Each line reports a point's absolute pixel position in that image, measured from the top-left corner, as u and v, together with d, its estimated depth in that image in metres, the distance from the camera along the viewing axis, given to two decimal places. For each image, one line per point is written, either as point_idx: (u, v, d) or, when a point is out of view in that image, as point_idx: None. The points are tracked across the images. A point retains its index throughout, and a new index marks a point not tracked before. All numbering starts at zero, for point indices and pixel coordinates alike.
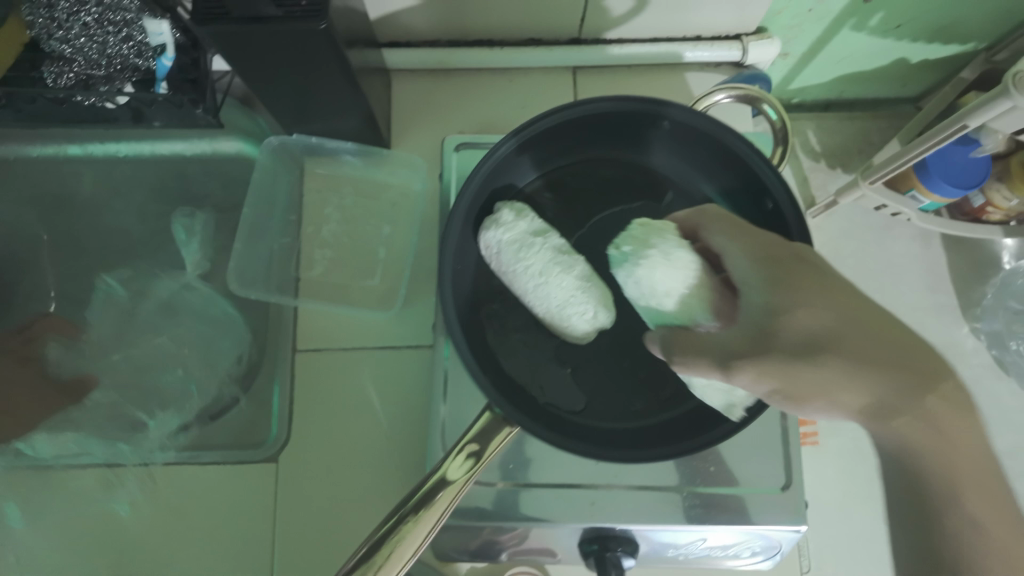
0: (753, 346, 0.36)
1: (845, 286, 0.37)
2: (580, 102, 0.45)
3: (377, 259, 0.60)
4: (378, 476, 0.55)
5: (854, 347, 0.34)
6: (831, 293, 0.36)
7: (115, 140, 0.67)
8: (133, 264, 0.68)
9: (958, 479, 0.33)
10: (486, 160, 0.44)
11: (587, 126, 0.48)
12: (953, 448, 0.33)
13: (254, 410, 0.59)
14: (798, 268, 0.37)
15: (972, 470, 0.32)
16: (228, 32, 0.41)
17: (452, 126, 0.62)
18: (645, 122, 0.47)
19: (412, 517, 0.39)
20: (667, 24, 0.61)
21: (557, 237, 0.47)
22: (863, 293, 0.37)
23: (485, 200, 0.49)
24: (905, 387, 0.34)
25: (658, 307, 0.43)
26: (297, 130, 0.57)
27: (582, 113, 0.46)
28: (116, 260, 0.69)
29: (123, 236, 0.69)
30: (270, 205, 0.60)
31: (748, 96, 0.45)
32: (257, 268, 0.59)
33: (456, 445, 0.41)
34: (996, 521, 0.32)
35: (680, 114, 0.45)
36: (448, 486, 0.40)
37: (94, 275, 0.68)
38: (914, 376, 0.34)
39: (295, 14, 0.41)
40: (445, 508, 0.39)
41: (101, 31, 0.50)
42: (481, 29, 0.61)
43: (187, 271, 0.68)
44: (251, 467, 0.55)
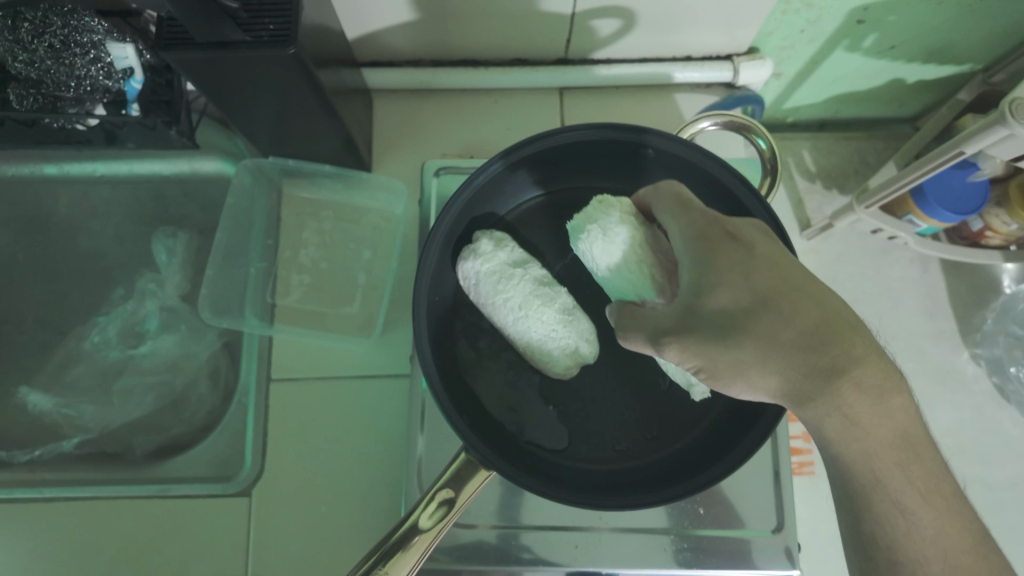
0: (680, 325, 0.34)
1: (777, 263, 0.35)
2: (563, 129, 0.43)
3: (357, 285, 0.58)
4: (355, 512, 0.52)
5: (783, 336, 0.33)
6: (760, 275, 0.34)
7: (92, 160, 0.65)
8: (107, 287, 0.66)
9: (884, 461, 0.33)
10: (465, 186, 0.42)
11: (571, 153, 0.46)
12: (874, 433, 0.33)
13: (227, 443, 0.57)
14: (728, 247, 0.35)
15: (894, 453, 0.33)
16: (192, 58, 0.39)
17: (435, 148, 0.61)
18: (630, 151, 0.46)
19: (381, 573, 0.37)
20: (655, 44, 0.59)
21: (539, 267, 0.44)
22: (797, 270, 0.35)
23: (464, 228, 0.46)
24: (820, 372, 0.33)
25: (606, 278, 0.42)
26: (274, 153, 0.55)
27: (564, 140, 0.44)
28: (90, 282, 0.66)
29: (98, 258, 0.67)
30: (246, 229, 0.58)
31: (736, 125, 0.45)
32: (232, 295, 0.56)
33: (429, 492, 0.39)
34: (924, 501, 0.33)
35: (665, 143, 0.43)
36: (420, 535, 0.38)
37: (67, 298, 0.65)
38: (837, 366, 0.33)
39: (262, 39, 0.40)
40: (417, 559, 0.38)
41: (67, 53, 0.49)
42: (464, 49, 0.59)
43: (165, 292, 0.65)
44: (223, 503, 0.53)
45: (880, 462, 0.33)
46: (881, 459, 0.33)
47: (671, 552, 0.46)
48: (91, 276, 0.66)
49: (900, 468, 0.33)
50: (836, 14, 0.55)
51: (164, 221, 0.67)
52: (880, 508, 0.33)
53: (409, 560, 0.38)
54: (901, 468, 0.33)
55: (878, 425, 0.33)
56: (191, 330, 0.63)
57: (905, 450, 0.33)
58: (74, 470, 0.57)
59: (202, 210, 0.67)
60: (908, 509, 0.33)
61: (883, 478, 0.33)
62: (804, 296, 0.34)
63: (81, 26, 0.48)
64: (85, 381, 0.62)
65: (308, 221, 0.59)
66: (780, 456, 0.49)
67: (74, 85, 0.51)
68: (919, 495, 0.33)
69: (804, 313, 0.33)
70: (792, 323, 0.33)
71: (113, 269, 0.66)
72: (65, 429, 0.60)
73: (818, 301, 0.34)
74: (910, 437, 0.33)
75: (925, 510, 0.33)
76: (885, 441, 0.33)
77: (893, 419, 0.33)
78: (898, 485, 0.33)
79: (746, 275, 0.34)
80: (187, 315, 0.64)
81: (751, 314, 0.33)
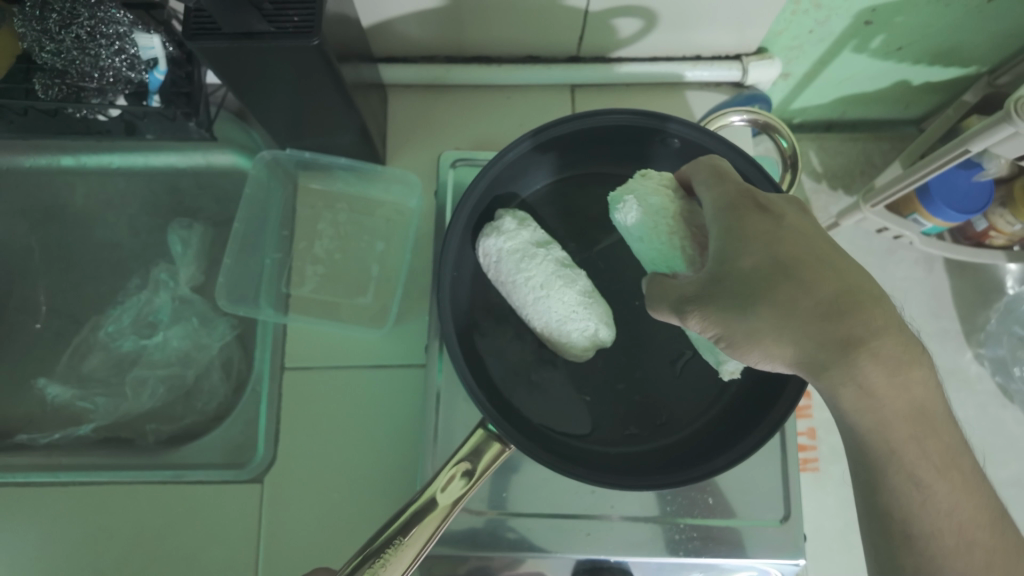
0: (702, 290, 0.35)
1: (800, 238, 0.35)
2: (592, 112, 0.45)
3: (370, 276, 0.59)
4: (366, 500, 0.53)
5: (802, 300, 0.33)
6: (779, 241, 0.35)
7: (109, 152, 0.66)
8: (121, 277, 0.67)
9: (901, 435, 0.32)
10: (493, 163, 0.44)
11: (596, 139, 0.48)
12: (896, 410, 0.32)
13: (240, 431, 0.57)
14: (750, 216, 0.36)
15: (914, 430, 0.32)
16: (218, 47, 0.40)
17: (448, 142, 0.62)
18: (654, 139, 0.47)
19: (399, 541, 0.38)
20: (666, 43, 0.60)
21: (559, 249, 0.46)
22: (825, 247, 0.35)
23: (487, 206, 0.48)
24: (841, 344, 0.32)
25: (643, 247, 0.43)
26: (290, 146, 0.56)
27: (588, 125, 0.46)
28: (104, 273, 0.67)
29: (112, 248, 0.68)
30: (261, 220, 0.58)
31: (763, 123, 0.48)
32: (247, 284, 0.57)
33: (450, 463, 0.41)
34: (941, 478, 0.32)
35: (689, 132, 0.45)
36: (439, 504, 0.39)
37: (81, 288, 0.66)
38: (857, 338, 0.32)
39: (287, 30, 0.40)
40: (435, 527, 0.39)
41: (93, 44, 0.50)
42: (479, 46, 0.60)
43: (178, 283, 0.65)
44: (235, 489, 0.53)
45: (901, 437, 0.32)
46: (903, 435, 0.32)
47: (679, 541, 0.46)
48: (106, 266, 0.67)
49: (920, 444, 0.32)
50: (844, 14, 0.56)
51: (179, 212, 0.68)
52: (896, 483, 0.33)
53: (426, 530, 0.39)
54: (919, 443, 0.32)
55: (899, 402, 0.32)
56: (203, 320, 0.63)
57: (923, 424, 0.33)
58: (86, 455, 0.57)
59: (216, 203, 0.68)
60: (922, 485, 0.32)
61: (902, 454, 0.32)
62: (825, 263, 0.34)
63: (107, 18, 0.49)
64: (99, 369, 0.63)
65: (323, 212, 0.60)
66: (788, 448, 0.50)
67: (98, 76, 0.52)
68: (935, 471, 0.32)
69: (821, 277, 0.33)
70: (809, 288, 0.33)
71: (127, 259, 0.67)
72: (79, 415, 0.61)
73: (843, 274, 0.34)
74: (928, 411, 0.33)
75: (940, 486, 0.32)
76: (904, 417, 0.32)
77: (914, 393, 0.32)
78: (914, 460, 0.32)
79: (767, 241, 0.35)
80: (199, 305, 0.64)
81: (767, 274, 0.34)
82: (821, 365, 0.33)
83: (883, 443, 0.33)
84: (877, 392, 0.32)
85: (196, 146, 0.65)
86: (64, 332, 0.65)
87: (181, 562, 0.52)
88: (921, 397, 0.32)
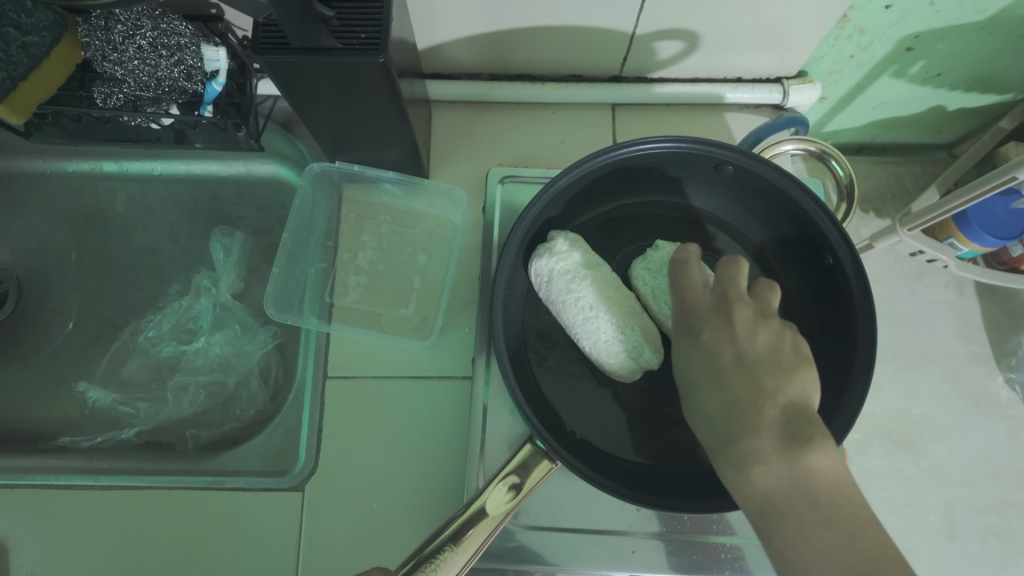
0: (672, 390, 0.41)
1: (712, 345, 0.37)
2: (648, 142, 0.45)
3: (412, 287, 0.59)
4: (405, 509, 0.53)
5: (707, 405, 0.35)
6: (695, 347, 0.38)
7: (153, 159, 0.67)
8: (161, 282, 0.67)
9: (774, 514, 0.30)
10: (548, 188, 0.44)
11: (649, 165, 0.48)
12: (750, 495, 0.31)
13: (280, 437, 0.58)
14: (683, 337, 0.39)
15: (766, 509, 0.30)
16: (286, 63, 0.41)
17: (489, 157, 0.62)
18: (707, 166, 0.47)
19: (449, 548, 0.38)
20: (708, 65, 0.61)
21: (608, 270, 0.47)
22: (727, 359, 0.36)
23: (539, 227, 0.49)
24: (720, 437, 0.34)
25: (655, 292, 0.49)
26: (340, 158, 0.57)
27: (647, 151, 0.46)
28: (144, 278, 0.67)
29: (152, 254, 0.68)
30: (308, 231, 0.59)
31: (816, 152, 0.53)
32: (292, 293, 0.58)
33: (498, 475, 0.41)
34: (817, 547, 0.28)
35: (748, 163, 0.45)
36: (486, 516, 0.39)
37: (121, 291, 0.67)
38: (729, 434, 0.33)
39: (354, 47, 0.41)
40: (483, 539, 0.39)
41: (154, 55, 0.50)
42: (524, 64, 0.61)
43: (217, 289, 0.66)
44: (275, 495, 0.53)
45: (785, 503, 0.29)
46: (789, 509, 0.29)
47: (725, 560, 0.45)
48: (147, 271, 0.68)
49: (820, 517, 0.29)
50: (887, 41, 0.57)
51: (220, 219, 0.68)
52: (779, 554, 0.29)
53: (476, 540, 0.39)
54: (817, 517, 0.29)
55: (782, 468, 0.30)
56: (243, 327, 0.64)
57: (823, 500, 0.29)
58: (126, 459, 0.58)
59: (253, 208, 0.68)
60: (810, 552, 0.28)
61: (784, 521, 0.29)
62: (738, 363, 0.35)
63: (169, 29, 0.50)
64: (138, 374, 0.63)
65: (365, 224, 0.61)
66: None
67: (156, 86, 0.53)
68: (838, 543, 0.28)
69: (722, 376, 0.35)
70: (715, 391, 0.35)
71: (166, 265, 0.68)
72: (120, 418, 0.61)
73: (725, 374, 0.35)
74: (827, 491, 0.29)
75: (842, 563, 0.27)
76: (788, 487, 0.30)
77: (803, 466, 0.30)
78: (809, 530, 0.29)
79: (686, 352, 0.38)
80: (239, 312, 0.65)
81: (689, 389, 0.37)
82: (717, 456, 0.34)
83: (769, 507, 0.30)
84: (749, 459, 0.31)
85: (238, 156, 0.66)
86: (103, 334, 0.65)
87: (221, 566, 0.52)
88: (818, 471, 0.29)
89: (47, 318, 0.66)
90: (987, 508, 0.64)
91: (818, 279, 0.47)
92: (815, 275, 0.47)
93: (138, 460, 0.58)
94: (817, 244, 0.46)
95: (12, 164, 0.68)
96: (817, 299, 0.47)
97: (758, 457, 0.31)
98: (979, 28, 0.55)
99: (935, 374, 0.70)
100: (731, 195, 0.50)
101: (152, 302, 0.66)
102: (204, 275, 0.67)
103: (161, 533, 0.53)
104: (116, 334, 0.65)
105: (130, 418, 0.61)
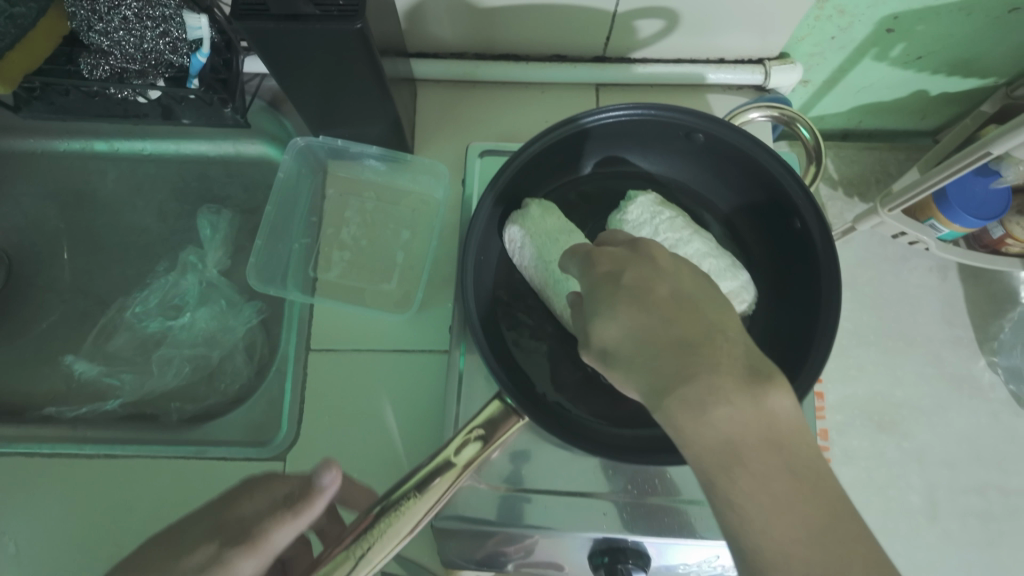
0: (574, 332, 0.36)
1: (640, 275, 0.32)
2: (617, 108, 0.45)
3: (395, 262, 0.60)
4: (385, 479, 0.53)
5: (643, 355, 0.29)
6: (626, 289, 0.32)
7: (142, 138, 0.68)
8: (148, 259, 0.68)
9: (742, 464, 0.26)
10: (519, 154, 0.45)
11: (621, 133, 0.49)
12: (714, 445, 0.26)
13: (263, 410, 0.58)
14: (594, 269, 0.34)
15: (726, 463, 0.26)
16: (264, 29, 0.42)
17: (473, 136, 0.63)
18: (678, 134, 0.48)
19: (412, 495, 0.36)
20: (690, 45, 0.62)
21: (580, 236, 0.47)
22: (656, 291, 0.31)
23: (512, 196, 0.49)
24: (659, 377, 0.28)
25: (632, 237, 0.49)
26: (323, 133, 0.57)
27: (617, 119, 0.46)
28: (132, 255, 0.68)
29: (141, 232, 0.69)
30: (292, 205, 0.60)
31: (782, 117, 0.51)
32: (276, 266, 0.58)
33: (465, 429, 0.40)
34: (790, 498, 0.25)
35: (716, 129, 0.46)
36: (448, 469, 0.38)
37: (110, 269, 0.68)
38: (674, 373, 0.28)
39: (333, 14, 0.42)
40: (447, 487, 0.37)
41: (139, 26, 0.51)
42: (509, 43, 0.62)
43: (205, 267, 0.66)
44: (256, 464, 0.54)
45: (744, 451, 0.26)
46: (754, 461, 0.26)
47: (698, 521, 0.45)
48: (133, 249, 0.68)
49: (782, 464, 0.26)
50: (867, 21, 0.57)
51: (207, 198, 0.69)
52: (735, 512, 0.26)
53: (440, 488, 0.37)
54: (780, 464, 0.26)
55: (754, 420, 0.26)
56: (226, 304, 0.64)
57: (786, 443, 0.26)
58: (111, 429, 0.58)
59: (239, 186, 0.69)
60: (773, 513, 0.25)
61: (746, 468, 0.26)
62: (672, 293, 0.31)
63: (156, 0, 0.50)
64: (121, 350, 0.64)
65: (349, 200, 0.62)
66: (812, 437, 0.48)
67: (144, 58, 0.53)
68: (806, 498, 0.25)
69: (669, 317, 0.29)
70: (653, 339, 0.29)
71: (154, 244, 0.68)
72: (107, 392, 0.62)
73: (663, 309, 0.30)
74: (789, 437, 0.27)
75: (803, 518, 0.25)
76: (749, 433, 0.26)
77: (767, 408, 0.26)
78: (773, 482, 0.26)
79: (614, 294, 0.32)
80: (222, 289, 0.65)
81: (616, 340, 0.31)
82: (654, 394, 0.28)
83: (727, 454, 0.26)
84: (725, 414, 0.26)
85: (223, 135, 0.67)
86: (91, 310, 0.66)
87: None
88: (778, 414, 0.27)
89: (37, 294, 0.67)
90: (969, 490, 0.64)
91: (787, 244, 0.47)
92: (784, 240, 0.48)
93: (122, 432, 0.58)
94: (785, 209, 0.46)
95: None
96: (788, 264, 0.47)
97: (719, 396, 0.27)
98: (957, 8, 0.55)
99: (918, 357, 0.70)
100: (702, 165, 0.51)
101: (139, 279, 0.67)
102: (191, 253, 0.67)
103: (143, 502, 0.53)
104: (103, 310, 0.66)
105: (116, 392, 0.62)
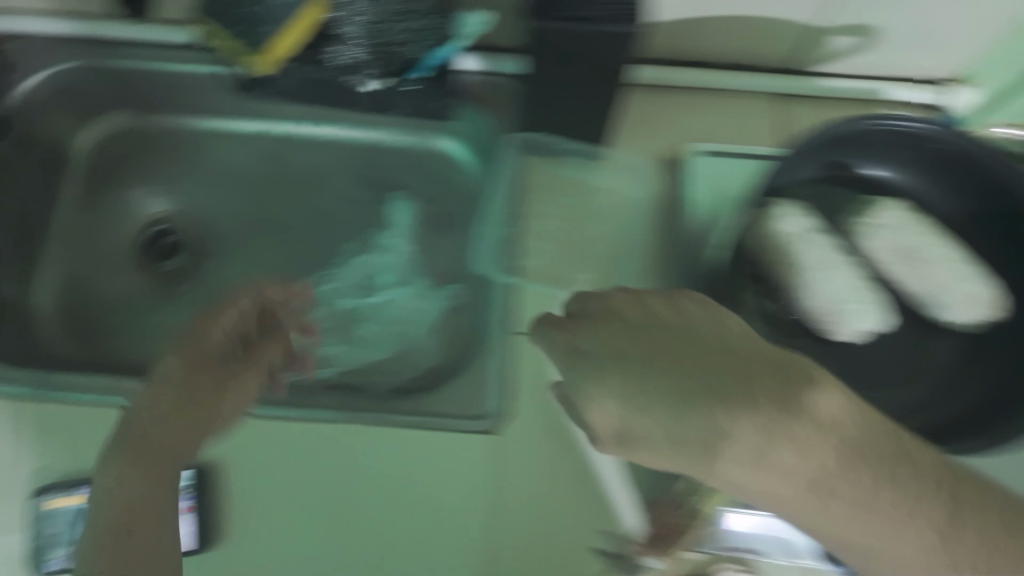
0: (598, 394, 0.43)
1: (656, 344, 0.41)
2: (876, 119, 0.53)
3: (594, 253, 0.63)
4: (595, 460, 0.55)
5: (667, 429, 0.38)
6: (614, 363, 0.41)
7: (328, 123, 0.71)
8: (334, 242, 0.71)
9: (847, 495, 0.34)
10: (800, 152, 0.53)
11: (871, 143, 0.56)
12: (796, 483, 0.35)
13: (465, 387, 0.60)
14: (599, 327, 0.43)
15: (851, 490, 0.34)
16: (556, 31, 0.45)
17: (664, 138, 0.65)
18: (921, 144, 0.55)
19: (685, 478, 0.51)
20: (876, 61, 0.64)
21: (826, 239, 0.55)
22: (668, 358, 0.40)
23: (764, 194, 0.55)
24: (756, 454, 0.36)
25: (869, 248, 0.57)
26: (540, 129, 0.61)
27: (873, 126, 0.54)
28: (319, 238, 0.72)
29: (325, 215, 0.72)
30: (505, 193, 0.63)
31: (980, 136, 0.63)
32: (490, 252, 0.62)
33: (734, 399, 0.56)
34: (909, 514, 0.34)
35: (960, 139, 0.54)
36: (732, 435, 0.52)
37: (298, 248, 0.71)
38: (721, 428, 0.37)
39: (621, 19, 0.45)
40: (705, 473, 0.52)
41: (395, 21, 0.54)
42: (700, 51, 0.65)
43: (390, 251, 0.70)
44: (470, 439, 0.56)
45: (850, 485, 0.34)
46: (910, 494, 0.34)
47: None
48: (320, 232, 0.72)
49: (876, 478, 0.34)
50: None
51: (388, 185, 0.72)
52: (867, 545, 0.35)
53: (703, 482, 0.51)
54: (883, 484, 0.34)
55: (797, 455, 0.35)
56: (416, 289, 0.68)
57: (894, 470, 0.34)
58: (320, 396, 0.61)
59: (418, 176, 0.72)
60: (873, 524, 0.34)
61: (842, 496, 0.35)
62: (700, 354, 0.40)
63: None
64: (317, 325, 0.68)
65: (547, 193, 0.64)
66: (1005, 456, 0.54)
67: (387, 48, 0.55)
68: (922, 504, 0.34)
69: (683, 403, 0.38)
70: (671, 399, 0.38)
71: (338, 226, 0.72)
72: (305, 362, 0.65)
73: (705, 363, 0.39)
74: (898, 450, 0.35)
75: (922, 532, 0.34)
76: (834, 459, 0.34)
77: (826, 424, 0.35)
78: (878, 504, 0.34)
79: (608, 372, 0.41)
80: (411, 273, 0.69)
81: (642, 424, 0.39)
82: (705, 453, 0.37)
83: (822, 485, 0.35)
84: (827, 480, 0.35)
85: (411, 127, 0.70)
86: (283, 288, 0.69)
87: (419, 506, 0.55)
88: (838, 426, 0.35)
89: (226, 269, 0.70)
90: None
91: (1006, 240, 0.56)
92: (1002, 236, 0.56)
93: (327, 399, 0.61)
94: (1010, 207, 0.55)
95: (191, 123, 0.73)
96: (1008, 257, 0.56)
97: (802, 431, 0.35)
98: None
99: None
100: (928, 173, 0.57)
101: (328, 262, 0.71)
102: (376, 238, 0.71)
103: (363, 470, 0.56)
104: (295, 288, 0.69)
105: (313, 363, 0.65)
